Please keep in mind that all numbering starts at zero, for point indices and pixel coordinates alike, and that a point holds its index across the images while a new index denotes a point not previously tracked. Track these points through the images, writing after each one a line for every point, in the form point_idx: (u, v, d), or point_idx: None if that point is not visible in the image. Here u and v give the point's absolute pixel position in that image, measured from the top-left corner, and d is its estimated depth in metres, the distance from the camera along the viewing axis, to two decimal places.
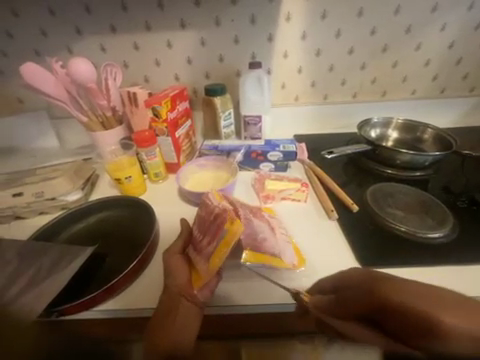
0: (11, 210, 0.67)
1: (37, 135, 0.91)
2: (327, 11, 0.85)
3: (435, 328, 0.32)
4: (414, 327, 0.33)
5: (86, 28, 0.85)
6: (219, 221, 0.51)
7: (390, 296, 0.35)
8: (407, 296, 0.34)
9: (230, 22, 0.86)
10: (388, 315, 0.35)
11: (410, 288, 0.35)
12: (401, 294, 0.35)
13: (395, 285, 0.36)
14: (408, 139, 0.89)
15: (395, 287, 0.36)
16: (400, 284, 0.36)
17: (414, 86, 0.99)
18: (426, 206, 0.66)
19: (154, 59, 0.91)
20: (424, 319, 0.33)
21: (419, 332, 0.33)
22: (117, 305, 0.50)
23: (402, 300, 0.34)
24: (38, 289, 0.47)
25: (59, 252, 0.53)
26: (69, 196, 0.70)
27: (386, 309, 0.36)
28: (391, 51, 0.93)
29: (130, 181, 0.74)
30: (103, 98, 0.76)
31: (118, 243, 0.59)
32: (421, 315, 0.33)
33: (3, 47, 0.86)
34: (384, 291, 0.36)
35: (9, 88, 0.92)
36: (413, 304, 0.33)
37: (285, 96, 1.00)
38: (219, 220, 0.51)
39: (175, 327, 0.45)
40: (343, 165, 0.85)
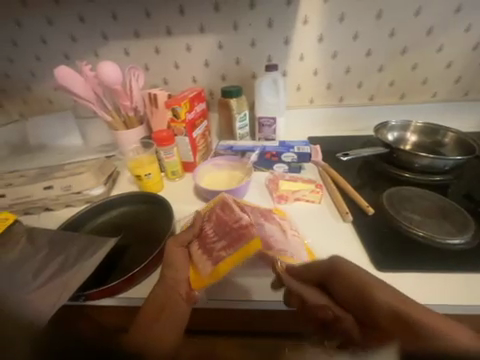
0: (42, 202, 0.73)
1: (64, 133, 0.97)
2: (345, 13, 0.85)
3: (374, 305, 0.41)
4: (359, 300, 0.43)
5: (112, 33, 0.90)
6: (243, 232, 0.52)
7: (346, 279, 0.45)
8: (361, 278, 0.44)
9: (247, 26, 0.88)
10: (338, 286, 0.45)
11: (362, 274, 0.44)
12: (356, 277, 0.44)
13: (352, 269, 0.45)
14: (427, 142, 0.87)
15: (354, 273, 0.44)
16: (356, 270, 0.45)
17: (435, 88, 0.97)
18: (445, 211, 0.64)
19: (174, 62, 0.95)
20: (368, 297, 0.42)
21: (362, 304, 0.42)
22: (136, 294, 0.53)
23: (357, 281, 0.43)
24: (67, 275, 0.51)
25: (85, 241, 0.57)
26: (94, 191, 0.75)
27: (336, 282, 0.46)
28: (410, 53, 0.91)
29: (150, 178, 0.78)
30: (127, 99, 0.80)
31: (137, 236, 0.63)
32: (366, 294, 0.42)
33: (36, 52, 0.93)
34: (343, 273, 0.45)
35: (41, 90, 0.99)
36: (362, 283, 0.43)
37: (300, 98, 1.00)
38: (241, 231, 0.53)
39: (163, 319, 0.47)
40: (358, 168, 0.85)
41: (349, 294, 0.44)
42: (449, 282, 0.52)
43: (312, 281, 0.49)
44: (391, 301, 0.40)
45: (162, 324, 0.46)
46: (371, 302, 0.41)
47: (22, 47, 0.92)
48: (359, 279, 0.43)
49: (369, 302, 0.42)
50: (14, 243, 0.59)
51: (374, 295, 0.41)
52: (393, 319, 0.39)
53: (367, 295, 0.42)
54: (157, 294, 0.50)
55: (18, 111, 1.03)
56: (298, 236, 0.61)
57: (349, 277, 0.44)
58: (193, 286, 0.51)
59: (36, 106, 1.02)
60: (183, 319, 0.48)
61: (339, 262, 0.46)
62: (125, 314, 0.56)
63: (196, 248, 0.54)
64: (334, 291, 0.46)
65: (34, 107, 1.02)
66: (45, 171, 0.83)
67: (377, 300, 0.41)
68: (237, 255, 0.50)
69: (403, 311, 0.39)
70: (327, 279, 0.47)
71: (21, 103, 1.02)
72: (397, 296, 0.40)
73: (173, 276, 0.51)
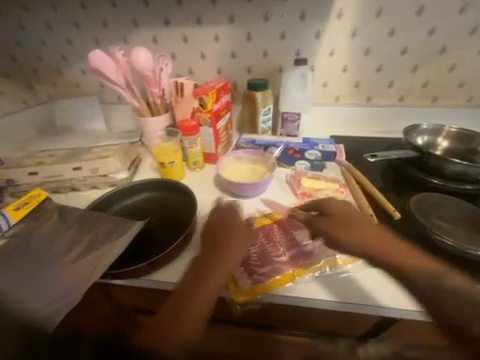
0: (70, 182, 0.77)
1: (89, 118, 1.00)
2: (383, 7, 0.81)
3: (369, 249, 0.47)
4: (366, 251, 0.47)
5: (143, 21, 0.90)
6: (290, 259, 0.57)
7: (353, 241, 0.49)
8: (395, 248, 0.47)
9: (279, 18, 0.86)
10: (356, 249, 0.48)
11: (381, 233, 0.50)
12: (382, 246, 0.48)
13: (368, 240, 0.49)
14: (460, 149, 0.83)
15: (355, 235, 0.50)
16: (374, 233, 0.50)
17: (472, 93, 0.91)
18: (478, 222, 0.61)
19: (200, 52, 0.94)
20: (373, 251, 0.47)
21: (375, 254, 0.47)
22: (161, 278, 0.55)
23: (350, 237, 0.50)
24: (97, 253, 0.54)
25: (113, 222, 0.59)
26: (118, 175, 0.78)
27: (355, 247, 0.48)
28: (450, 53, 0.86)
29: (173, 166, 0.79)
30: (155, 86, 0.81)
31: (160, 222, 0.64)
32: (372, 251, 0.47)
33: (69, 36, 0.95)
34: (361, 242, 0.49)
35: (70, 73, 1.02)
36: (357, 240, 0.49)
37: (326, 95, 0.98)
38: (289, 260, 0.57)
39: (196, 300, 0.45)
40: (382, 171, 0.82)
41: (429, 282, 0.41)
42: None
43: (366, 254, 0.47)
44: (439, 266, 0.43)
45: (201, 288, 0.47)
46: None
47: (55, 30, 0.94)
48: (378, 240, 0.49)
49: (446, 293, 0.40)
50: (46, 219, 0.62)
51: (432, 271, 0.42)
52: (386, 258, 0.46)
53: (428, 271, 0.43)
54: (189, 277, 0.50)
55: (47, 93, 1.06)
56: None
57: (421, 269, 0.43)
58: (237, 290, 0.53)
59: (66, 89, 1.05)
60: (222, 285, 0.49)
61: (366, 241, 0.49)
62: (150, 293, 0.59)
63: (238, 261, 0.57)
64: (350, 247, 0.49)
65: (63, 91, 1.05)
66: (72, 153, 0.86)
67: (471, 288, 0.40)
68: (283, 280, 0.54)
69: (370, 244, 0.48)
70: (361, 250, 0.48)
71: (50, 86, 1.05)
72: (422, 254, 0.46)
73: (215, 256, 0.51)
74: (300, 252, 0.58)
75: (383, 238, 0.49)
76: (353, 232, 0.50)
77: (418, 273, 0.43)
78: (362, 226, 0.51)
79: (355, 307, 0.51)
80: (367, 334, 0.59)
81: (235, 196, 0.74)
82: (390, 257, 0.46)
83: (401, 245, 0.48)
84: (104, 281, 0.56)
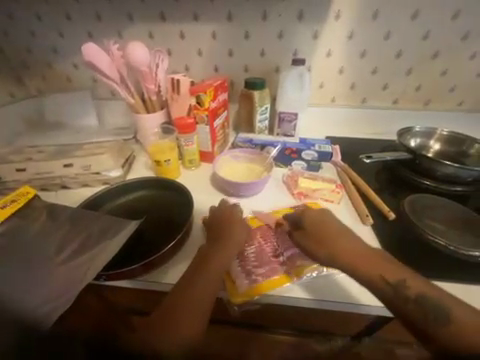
0: (60, 180, 0.74)
1: (81, 113, 0.96)
2: (380, 10, 0.82)
3: (339, 257, 0.50)
4: (338, 260, 0.50)
5: (138, 15, 0.88)
6: (288, 260, 0.57)
7: (326, 250, 0.52)
8: (364, 258, 0.49)
9: (277, 18, 0.86)
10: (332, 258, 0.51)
11: (353, 243, 0.52)
12: (353, 258, 0.49)
13: (341, 252, 0.51)
14: (451, 151, 0.85)
15: (327, 243, 0.52)
16: (347, 244, 0.52)
17: (462, 97, 0.94)
18: (469, 222, 0.63)
19: (197, 49, 0.93)
20: (346, 260, 0.49)
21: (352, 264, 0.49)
22: (156, 279, 0.54)
23: (324, 246, 0.52)
24: (89, 254, 0.52)
25: (106, 222, 0.57)
26: (112, 173, 0.76)
27: (329, 255, 0.51)
28: (442, 58, 0.88)
29: (169, 165, 0.77)
30: (151, 83, 0.80)
31: (155, 222, 0.62)
32: (344, 259, 0.50)
33: (59, 28, 0.91)
34: (334, 252, 0.51)
35: (61, 67, 0.98)
36: (329, 247, 0.52)
37: (322, 95, 0.98)
38: (287, 261, 0.57)
39: (196, 297, 0.47)
40: (377, 172, 0.83)
41: (390, 290, 0.45)
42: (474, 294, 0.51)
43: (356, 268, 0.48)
44: (400, 274, 0.47)
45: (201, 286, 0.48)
46: (437, 306, 0.43)
47: (45, 21, 0.91)
48: (350, 251, 0.50)
49: (405, 298, 0.44)
50: (35, 218, 0.59)
51: (393, 282, 0.46)
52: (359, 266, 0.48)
53: (390, 281, 0.46)
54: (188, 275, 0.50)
55: (36, 87, 1.02)
56: None
57: (396, 281, 0.46)
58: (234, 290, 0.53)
59: (56, 83, 1.01)
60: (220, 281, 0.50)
61: (339, 251, 0.51)
62: (144, 294, 0.58)
63: (236, 262, 0.57)
64: (325, 255, 0.51)
65: (53, 84, 1.02)
66: (63, 150, 0.83)
67: (425, 292, 0.45)
68: (280, 280, 0.54)
69: (342, 251, 0.51)
70: (332, 258, 0.51)
71: (39, 79, 1.01)
72: (388, 261, 0.49)
73: (215, 255, 0.52)
74: (298, 252, 0.58)
75: (354, 248, 0.51)
76: (324, 242, 0.52)
77: (382, 283, 0.46)
78: (334, 235, 0.53)
79: (351, 306, 0.51)
80: (360, 333, 0.60)
81: (231, 196, 0.74)
82: (359, 269, 0.48)
83: (370, 254, 0.50)
84: (97, 282, 0.54)
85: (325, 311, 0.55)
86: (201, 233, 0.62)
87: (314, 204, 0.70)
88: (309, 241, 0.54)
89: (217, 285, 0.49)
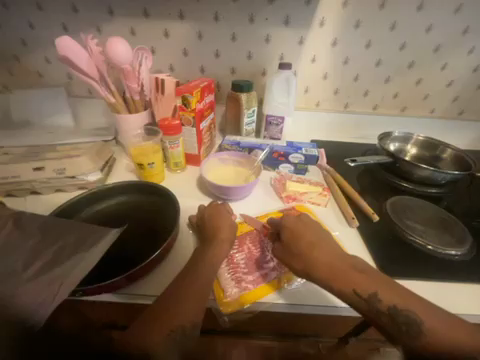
0: (29, 184, 0.68)
1: (53, 111, 0.89)
2: (361, 20, 0.86)
3: (315, 266, 0.49)
4: (315, 270, 0.49)
5: (119, 9, 0.83)
6: (278, 265, 0.56)
7: (303, 259, 0.51)
8: (338, 272, 0.48)
9: (264, 21, 0.86)
10: (308, 267, 0.50)
11: (328, 254, 0.51)
12: (327, 272, 0.48)
13: (315, 266, 0.49)
14: (426, 156, 0.90)
15: (305, 252, 0.51)
16: (322, 257, 0.50)
17: (434, 105, 1.01)
18: (444, 222, 0.67)
19: (183, 49, 0.90)
20: (322, 269, 0.49)
21: (328, 274, 0.48)
22: (139, 291, 0.51)
23: (301, 255, 0.51)
24: (65, 266, 0.47)
25: (83, 232, 0.53)
26: (89, 176, 0.71)
27: (305, 264, 0.50)
28: (417, 68, 0.94)
29: (152, 168, 0.73)
30: (134, 82, 0.75)
31: (139, 230, 0.59)
32: (320, 268, 0.49)
33: (29, 18, 0.84)
34: (311, 261, 0.50)
35: (31, 61, 0.90)
36: (306, 255, 0.51)
37: (307, 100, 1.00)
38: (276, 267, 0.56)
39: (181, 312, 0.44)
40: (360, 175, 0.86)
41: (363, 303, 0.45)
42: (451, 292, 0.54)
43: (331, 279, 0.48)
44: (374, 286, 0.46)
45: (183, 300, 0.45)
46: (409, 317, 0.43)
47: (12, 10, 0.83)
48: (325, 264, 0.49)
49: (377, 311, 0.44)
50: None
51: (365, 297, 0.45)
52: (333, 277, 0.48)
53: (362, 295, 0.45)
54: (172, 290, 0.47)
55: (2, 81, 0.93)
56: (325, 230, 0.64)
57: (368, 294, 0.45)
58: (224, 299, 0.51)
59: (25, 79, 0.93)
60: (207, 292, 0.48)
61: (315, 259, 0.50)
62: (124, 307, 0.54)
63: (226, 270, 0.55)
64: (302, 265, 0.50)
65: (22, 79, 0.93)
66: (33, 151, 0.76)
67: (398, 304, 0.44)
68: (270, 286, 0.53)
69: (319, 261, 0.50)
70: (308, 268, 0.50)
71: (6, 73, 0.92)
72: (362, 273, 0.48)
73: (197, 268, 0.49)
74: None
75: (331, 257, 0.50)
76: (302, 251, 0.51)
77: (354, 298, 0.46)
78: (313, 243, 0.52)
79: (340, 310, 0.52)
80: (347, 333, 0.59)
81: (219, 199, 0.72)
82: (333, 283, 0.47)
83: (344, 266, 0.49)
84: (71, 299, 0.49)
85: (315, 316, 0.54)
86: (189, 240, 0.60)
87: (302, 207, 0.70)
88: (288, 250, 0.53)
89: (200, 298, 0.46)
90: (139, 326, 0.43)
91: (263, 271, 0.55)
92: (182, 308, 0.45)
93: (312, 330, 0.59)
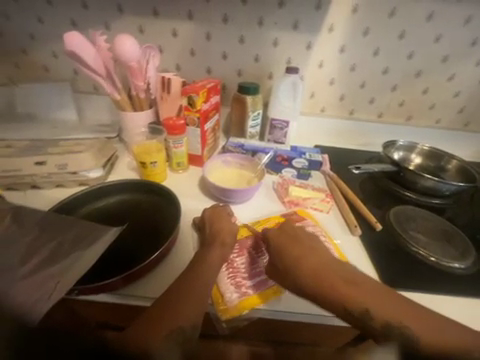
0: (30, 179, 0.68)
1: (57, 106, 0.89)
2: (370, 28, 0.86)
3: (299, 273, 0.49)
4: (299, 278, 0.48)
5: (128, 7, 0.84)
6: None
7: (287, 266, 0.50)
8: (328, 288, 0.46)
9: (272, 25, 0.86)
10: (292, 275, 0.49)
11: (315, 269, 0.49)
12: (311, 280, 0.48)
13: (303, 282, 0.48)
14: (430, 166, 0.89)
15: (289, 259, 0.51)
16: (306, 264, 0.49)
17: (440, 115, 1.00)
18: (448, 234, 0.66)
19: (190, 49, 0.90)
20: (306, 277, 0.48)
21: (312, 282, 0.47)
22: (136, 292, 0.50)
23: (286, 263, 0.51)
24: (67, 262, 0.47)
25: (83, 229, 0.52)
26: (90, 173, 0.71)
27: (289, 271, 0.50)
28: (424, 78, 0.93)
29: (155, 167, 0.73)
30: (141, 79, 0.75)
31: (138, 230, 0.58)
32: (304, 276, 0.48)
33: (38, 13, 0.84)
34: (295, 269, 0.49)
35: (38, 55, 0.90)
36: (291, 263, 0.50)
37: (312, 104, 1.00)
38: None
39: (181, 314, 0.43)
40: (363, 182, 0.85)
41: (346, 312, 0.45)
42: (451, 305, 0.53)
43: (315, 287, 0.47)
44: (364, 302, 0.44)
45: (184, 303, 0.45)
46: (402, 333, 0.41)
47: (22, 3, 0.83)
48: (313, 279, 0.47)
49: (368, 326, 0.43)
50: None
51: (357, 314, 0.44)
52: (316, 285, 0.47)
53: (352, 312, 0.44)
54: (171, 293, 0.46)
55: (8, 74, 0.93)
56: (326, 237, 0.63)
57: (352, 303, 0.44)
58: (220, 306, 0.50)
59: (31, 72, 0.93)
60: (207, 296, 0.47)
61: (299, 266, 0.49)
62: (119, 308, 0.53)
63: (225, 274, 0.54)
64: (287, 272, 0.50)
65: (27, 73, 0.93)
66: (36, 145, 0.75)
67: (391, 320, 0.42)
68: (268, 293, 0.52)
69: (303, 269, 0.49)
70: (293, 275, 0.49)
71: (12, 66, 0.92)
72: (349, 282, 0.47)
73: (198, 271, 0.49)
74: None
75: (316, 265, 0.49)
76: (287, 258, 0.51)
77: (345, 315, 0.44)
78: (299, 250, 0.52)
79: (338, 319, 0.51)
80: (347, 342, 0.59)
81: (220, 202, 0.71)
82: (317, 291, 0.47)
83: (333, 281, 0.47)
84: (68, 297, 0.48)
85: (313, 325, 0.54)
86: (188, 242, 0.59)
87: (304, 213, 0.69)
88: (275, 256, 0.53)
89: (200, 302, 0.45)
90: (137, 324, 0.42)
91: (263, 277, 0.54)
92: (182, 311, 0.44)
93: (310, 339, 0.58)
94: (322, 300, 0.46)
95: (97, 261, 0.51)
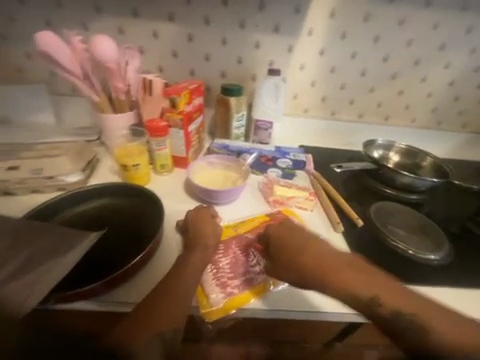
0: (2, 185, 0.64)
1: (33, 109, 0.85)
2: (347, 31, 0.89)
3: (308, 267, 0.49)
4: (307, 271, 0.49)
5: (107, 8, 0.82)
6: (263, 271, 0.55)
7: (295, 261, 0.50)
8: (334, 275, 0.47)
9: (254, 27, 0.87)
10: (300, 268, 0.50)
11: (318, 257, 0.50)
12: (320, 273, 0.48)
13: (306, 272, 0.49)
14: (407, 163, 0.94)
15: (297, 254, 0.51)
16: (313, 257, 0.50)
17: (415, 115, 1.05)
18: (425, 227, 0.70)
19: (172, 50, 0.89)
20: (314, 270, 0.49)
21: (321, 275, 0.48)
22: (117, 298, 0.48)
23: (293, 257, 0.51)
24: (40, 270, 0.45)
25: (59, 235, 0.50)
26: (69, 178, 0.68)
27: (297, 265, 0.50)
28: (399, 80, 0.98)
29: (138, 170, 0.71)
30: (119, 80, 0.74)
31: (119, 235, 0.56)
32: (312, 269, 0.49)
33: (10, 12, 0.80)
34: (303, 262, 0.50)
35: (10, 55, 0.86)
36: (298, 258, 0.51)
37: (296, 106, 1.02)
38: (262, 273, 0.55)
39: (163, 316, 0.43)
40: (346, 180, 0.87)
41: (360, 305, 0.45)
42: (427, 295, 0.56)
43: (325, 280, 0.47)
44: (369, 287, 0.45)
45: (167, 305, 0.44)
46: (414, 321, 0.42)
47: None
48: (318, 267, 0.49)
49: (379, 316, 0.43)
50: None
51: (366, 300, 0.44)
52: (325, 277, 0.47)
53: (362, 301, 0.44)
54: (152, 297, 0.45)
55: None
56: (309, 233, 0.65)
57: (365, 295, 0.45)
58: (206, 308, 0.50)
59: (2, 73, 0.88)
60: (190, 299, 0.46)
61: (306, 260, 0.50)
62: (101, 316, 0.51)
63: (210, 275, 0.54)
64: (295, 266, 0.50)
65: None
66: (9, 150, 0.72)
67: (400, 307, 0.43)
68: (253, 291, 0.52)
69: (310, 262, 0.50)
70: (301, 269, 0.49)
71: None
72: (360, 274, 0.47)
73: (181, 273, 0.48)
74: None
75: (323, 258, 0.50)
76: (293, 253, 0.51)
77: (349, 299, 0.45)
78: (306, 244, 0.52)
79: (323, 315, 0.52)
80: (333, 338, 0.61)
81: (206, 203, 0.71)
82: (328, 283, 0.47)
83: (340, 269, 0.48)
84: (44, 306, 0.46)
85: (299, 321, 0.54)
86: (171, 245, 0.58)
87: (289, 212, 0.70)
88: (279, 253, 0.53)
89: (183, 304, 0.45)
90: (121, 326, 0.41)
91: (248, 277, 0.54)
92: (165, 312, 0.43)
93: (297, 336, 0.59)
94: (333, 292, 0.46)
95: (76, 268, 0.50)
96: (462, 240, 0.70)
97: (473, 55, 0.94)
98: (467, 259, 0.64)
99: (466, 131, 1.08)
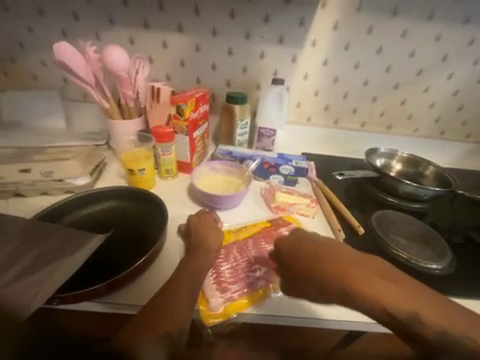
0: (14, 186, 0.67)
1: (45, 113, 0.88)
2: (350, 43, 0.91)
3: (331, 277, 0.44)
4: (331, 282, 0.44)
5: (119, 19, 0.86)
6: (263, 277, 0.56)
7: (315, 270, 0.46)
8: (364, 287, 0.42)
9: (259, 38, 0.90)
10: (321, 279, 0.45)
11: (342, 266, 0.44)
12: (345, 285, 0.43)
13: (330, 284, 0.44)
14: (410, 172, 0.94)
15: (317, 262, 0.46)
16: (336, 267, 0.45)
17: (418, 124, 1.06)
18: (427, 236, 0.69)
19: (180, 60, 0.93)
20: (339, 281, 0.43)
21: (347, 287, 0.43)
22: (120, 300, 0.49)
23: (313, 266, 0.46)
24: (47, 270, 0.46)
25: (66, 236, 0.52)
26: (77, 180, 0.70)
27: (317, 275, 0.45)
28: (401, 90, 1.00)
29: (143, 174, 0.73)
30: (130, 88, 0.77)
31: (124, 238, 0.58)
32: (336, 281, 0.44)
33: (29, 22, 0.85)
34: (325, 272, 0.45)
35: (26, 63, 0.90)
36: (319, 267, 0.46)
37: (299, 114, 1.04)
38: (262, 278, 0.55)
39: (167, 318, 0.43)
40: (348, 188, 0.88)
41: (394, 320, 0.40)
42: None
43: (352, 293, 0.42)
44: (404, 301, 0.40)
45: (170, 308, 0.44)
46: (454, 337, 0.38)
47: (12, 13, 0.84)
48: (343, 279, 0.43)
49: (419, 334, 0.39)
50: None
51: (401, 315, 0.39)
52: (352, 290, 0.42)
53: (396, 316, 0.39)
54: (156, 300, 0.46)
55: None
56: None
57: (400, 309, 0.40)
58: (206, 312, 0.50)
59: (18, 79, 0.93)
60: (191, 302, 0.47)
61: (329, 270, 0.45)
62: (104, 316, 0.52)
63: (211, 279, 0.54)
64: (315, 276, 0.46)
65: (15, 80, 0.93)
66: (21, 153, 0.75)
67: (442, 324, 0.38)
68: (252, 297, 0.53)
69: (334, 272, 0.44)
70: (323, 280, 0.45)
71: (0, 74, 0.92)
72: (393, 285, 0.42)
73: (184, 276, 0.49)
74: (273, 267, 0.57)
75: (349, 267, 0.44)
76: (312, 262, 0.47)
77: (381, 314, 0.40)
78: (327, 252, 0.47)
79: (323, 322, 0.52)
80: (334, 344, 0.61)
81: (209, 208, 0.72)
82: (356, 296, 0.42)
83: (371, 281, 0.42)
84: (50, 306, 0.48)
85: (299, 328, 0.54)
86: (174, 248, 0.59)
87: (290, 218, 0.71)
88: (296, 260, 0.48)
89: (186, 306, 0.45)
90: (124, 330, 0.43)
91: (248, 282, 0.55)
92: (169, 314, 0.44)
93: (297, 342, 0.59)
94: (362, 306, 0.41)
95: (81, 269, 0.51)
96: (466, 250, 0.70)
97: (477, 66, 0.95)
98: (470, 270, 0.64)
99: (470, 140, 1.08)
